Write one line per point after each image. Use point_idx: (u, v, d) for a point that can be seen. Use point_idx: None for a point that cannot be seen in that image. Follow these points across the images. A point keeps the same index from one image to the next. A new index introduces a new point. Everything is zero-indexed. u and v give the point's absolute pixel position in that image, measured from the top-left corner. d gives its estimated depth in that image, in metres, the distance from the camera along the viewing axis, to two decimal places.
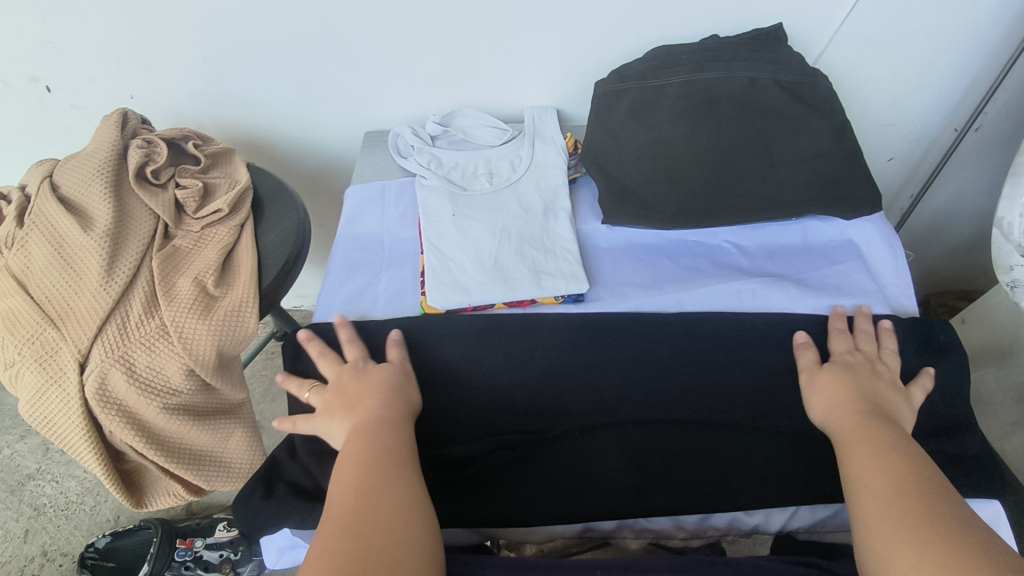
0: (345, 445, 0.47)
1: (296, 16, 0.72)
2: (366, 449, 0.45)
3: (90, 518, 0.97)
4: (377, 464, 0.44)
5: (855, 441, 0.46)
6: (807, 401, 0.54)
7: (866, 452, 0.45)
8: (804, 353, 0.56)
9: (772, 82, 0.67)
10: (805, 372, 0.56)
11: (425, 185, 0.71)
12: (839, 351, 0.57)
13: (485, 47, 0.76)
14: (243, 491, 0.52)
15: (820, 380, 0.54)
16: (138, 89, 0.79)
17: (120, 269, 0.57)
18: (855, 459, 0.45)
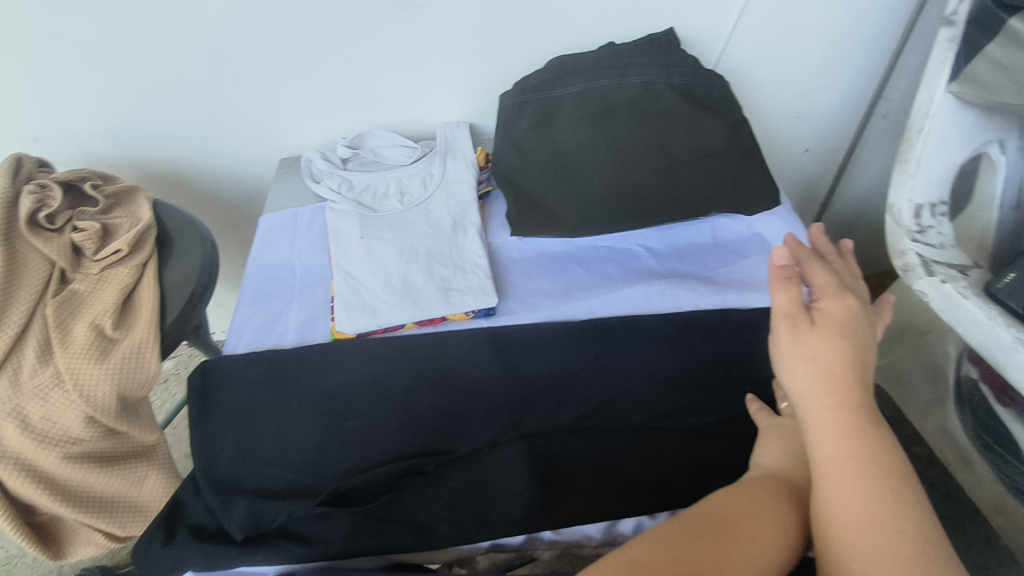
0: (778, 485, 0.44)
1: (194, 49, 0.71)
2: (801, 493, 0.44)
3: (33, 570, 0.94)
4: (774, 512, 0.41)
5: (853, 473, 0.39)
6: (788, 364, 0.44)
7: (846, 464, 0.39)
8: (784, 293, 0.46)
9: (666, 85, 0.67)
10: (781, 318, 0.46)
11: (335, 209, 0.71)
12: (819, 286, 0.48)
13: (390, 68, 0.76)
14: (142, 538, 0.51)
15: (809, 334, 0.44)
16: (42, 131, 0.78)
17: (11, 320, 0.56)
18: (836, 469, 0.39)
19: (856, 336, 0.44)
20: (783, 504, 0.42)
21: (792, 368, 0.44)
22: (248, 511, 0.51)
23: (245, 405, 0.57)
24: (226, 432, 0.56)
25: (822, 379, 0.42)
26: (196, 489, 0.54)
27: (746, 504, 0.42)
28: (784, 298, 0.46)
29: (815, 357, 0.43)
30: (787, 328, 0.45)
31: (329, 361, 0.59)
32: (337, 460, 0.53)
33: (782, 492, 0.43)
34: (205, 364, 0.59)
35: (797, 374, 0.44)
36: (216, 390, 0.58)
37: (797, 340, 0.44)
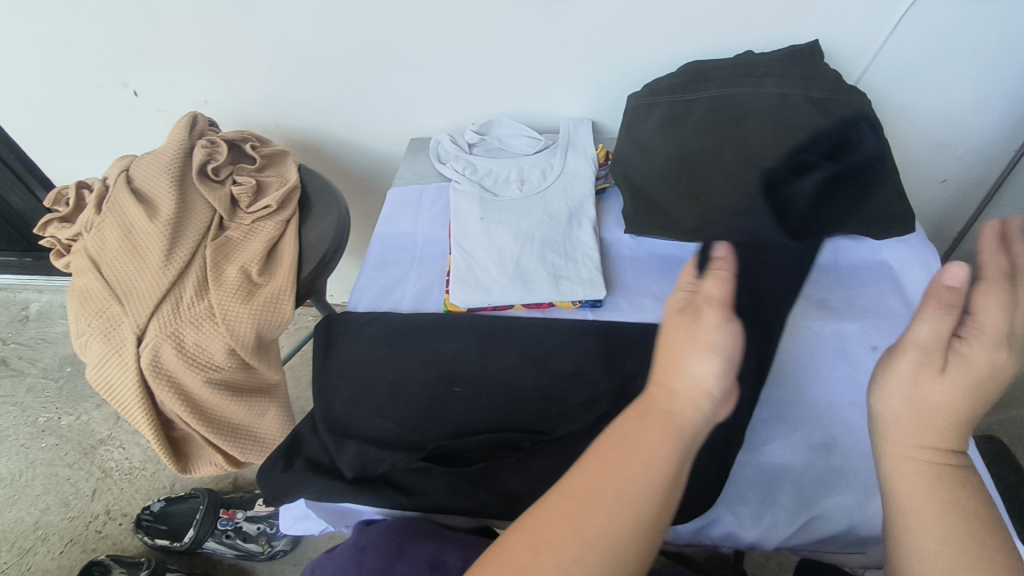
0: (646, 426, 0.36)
1: (351, 31, 0.78)
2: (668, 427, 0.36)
3: (150, 483, 1.06)
4: (619, 470, 0.34)
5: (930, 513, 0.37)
6: (891, 396, 0.41)
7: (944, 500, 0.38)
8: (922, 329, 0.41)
9: (804, 98, 0.66)
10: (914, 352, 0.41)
11: (459, 189, 0.75)
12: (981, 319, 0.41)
13: (525, 61, 0.80)
14: (266, 464, 0.56)
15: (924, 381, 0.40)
16: (212, 94, 0.88)
17: (178, 256, 0.64)
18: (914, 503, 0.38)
19: (979, 394, 0.39)
20: (654, 452, 0.35)
21: (893, 399, 0.41)
22: (357, 454, 0.55)
23: (363, 358, 0.62)
24: (344, 379, 0.61)
25: (916, 413, 0.40)
26: (314, 427, 0.59)
27: (582, 466, 0.35)
28: (925, 330, 0.41)
29: (924, 402, 0.40)
30: (717, 314, 0.39)
31: (441, 329, 0.63)
32: (439, 422, 0.57)
33: (651, 434, 0.36)
34: (330, 316, 0.66)
35: (684, 363, 0.38)
36: (341, 341, 0.63)
37: (914, 379, 0.40)
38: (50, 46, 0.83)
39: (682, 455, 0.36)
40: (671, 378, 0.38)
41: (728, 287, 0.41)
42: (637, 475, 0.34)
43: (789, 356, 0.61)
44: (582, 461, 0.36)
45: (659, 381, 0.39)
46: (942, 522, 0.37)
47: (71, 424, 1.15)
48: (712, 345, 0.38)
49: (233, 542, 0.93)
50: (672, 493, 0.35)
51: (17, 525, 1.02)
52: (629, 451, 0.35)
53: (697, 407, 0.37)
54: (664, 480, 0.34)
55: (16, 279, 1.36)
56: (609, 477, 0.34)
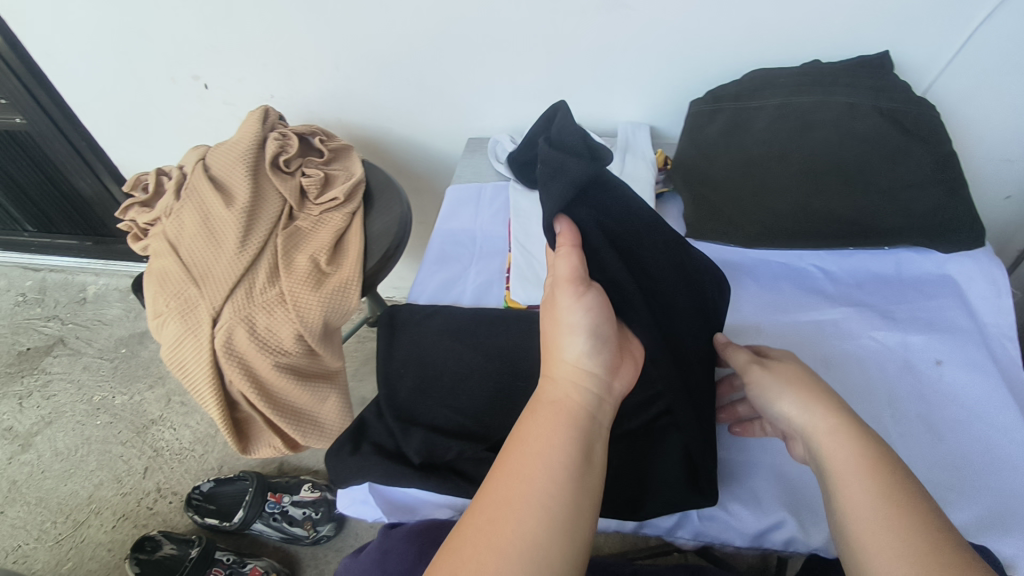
0: (543, 420, 0.37)
1: (418, 32, 0.80)
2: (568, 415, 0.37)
3: (198, 464, 1.09)
4: (526, 473, 0.34)
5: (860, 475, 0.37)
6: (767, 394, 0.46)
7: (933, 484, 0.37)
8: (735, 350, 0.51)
9: (872, 108, 0.66)
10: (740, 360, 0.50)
11: (519, 188, 0.77)
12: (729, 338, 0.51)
13: (587, 64, 0.81)
14: (335, 446, 0.58)
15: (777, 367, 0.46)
16: (279, 90, 0.91)
17: (251, 242, 0.66)
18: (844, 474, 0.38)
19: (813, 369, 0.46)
20: (554, 441, 0.36)
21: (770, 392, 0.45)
22: (423, 440, 0.55)
23: (427, 350, 0.63)
24: (408, 369, 0.62)
25: (798, 393, 0.43)
26: (378, 414, 0.60)
27: (489, 476, 0.35)
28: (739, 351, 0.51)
29: (786, 377, 0.45)
30: (568, 293, 0.42)
31: (505, 322, 0.65)
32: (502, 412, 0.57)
33: (552, 423, 0.37)
34: (392, 306, 0.69)
35: (562, 346, 0.41)
36: (404, 337, 0.65)
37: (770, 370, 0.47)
38: (130, 40, 0.86)
39: (581, 440, 0.36)
40: (550, 370, 0.41)
41: (572, 263, 0.43)
42: (539, 471, 0.34)
43: (851, 365, 0.61)
44: (494, 472, 0.35)
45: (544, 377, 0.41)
46: (880, 479, 0.37)
47: (125, 403, 1.19)
48: (574, 323, 0.41)
49: (280, 525, 0.95)
50: (582, 476, 0.35)
51: (73, 498, 1.07)
52: (538, 444, 0.36)
53: (581, 388, 0.39)
54: (567, 467, 0.35)
55: (76, 262, 1.42)
56: (515, 481, 0.34)
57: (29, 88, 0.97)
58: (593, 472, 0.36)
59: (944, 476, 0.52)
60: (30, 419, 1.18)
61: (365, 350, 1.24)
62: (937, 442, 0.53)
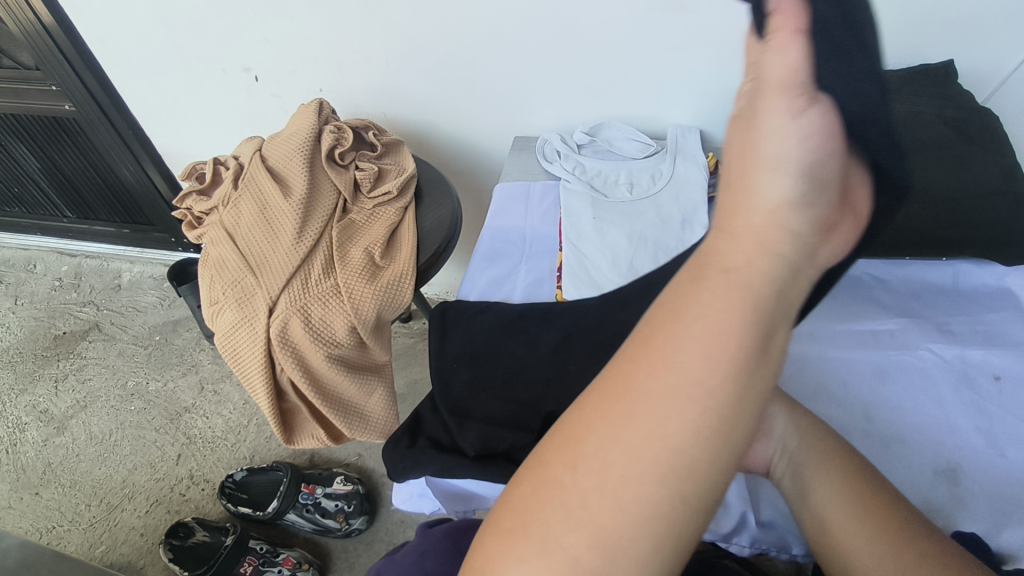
0: (709, 299, 0.27)
1: (472, 29, 0.80)
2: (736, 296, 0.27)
3: (231, 453, 1.10)
4: (683, 367, 0.26)
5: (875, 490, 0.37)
6: None
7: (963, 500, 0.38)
8: None
9: (936, 116, 0.65)
10: None
11: (569, 188, 0.77)
12: None
13: (640, 65, 0.80)
14: (393, 440, 0.59)
15: None
16: (328, 83, 0.92)
17: (308, 233, 0.66)
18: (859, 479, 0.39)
19: None
20: (716, 331, 0.26)
21: None
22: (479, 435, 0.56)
23: (481, 342, 0.63)
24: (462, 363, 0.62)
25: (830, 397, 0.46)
26: (434, 409, 0.61)
27: (632, 356, 0.27)
28: None
29: None
30: (782, 105, 0.30)
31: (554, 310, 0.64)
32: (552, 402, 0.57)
33: (718, 308, 0.26)
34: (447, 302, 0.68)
35: (754, 185, 0.30)
36: (460, 328, 0.65)
37: None
38: (185, 30, 0.87)
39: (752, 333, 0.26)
40: (729, 221, 0.30)
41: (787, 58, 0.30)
42: (694, 366, 0.26)
43: (912, 375, 0.59)
44: (638, 357, 0.27)
45: (718, 227, 0.30)
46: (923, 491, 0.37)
47: (159, 390, 1.20)
48: (785, 158, 0.29)
49: (313, 517, 0.95)
50: (750, 378, 0.26)
51: (107, 482, 1.08)
52: (698, 334, 0.26)
53: (767, 262, 0.28)
54: (733, 367, 0.26)
55: (112, 249, 1.43)
56: (664, 377, 0.26)
57: (81, 77, 0.99)
58: (766, 371, 0.27)
59: (1011, 492, 0.50)
60: (66, 402, 1.20)
61: (397, 346, 1.25)
62: (1002, 458, 0.52)
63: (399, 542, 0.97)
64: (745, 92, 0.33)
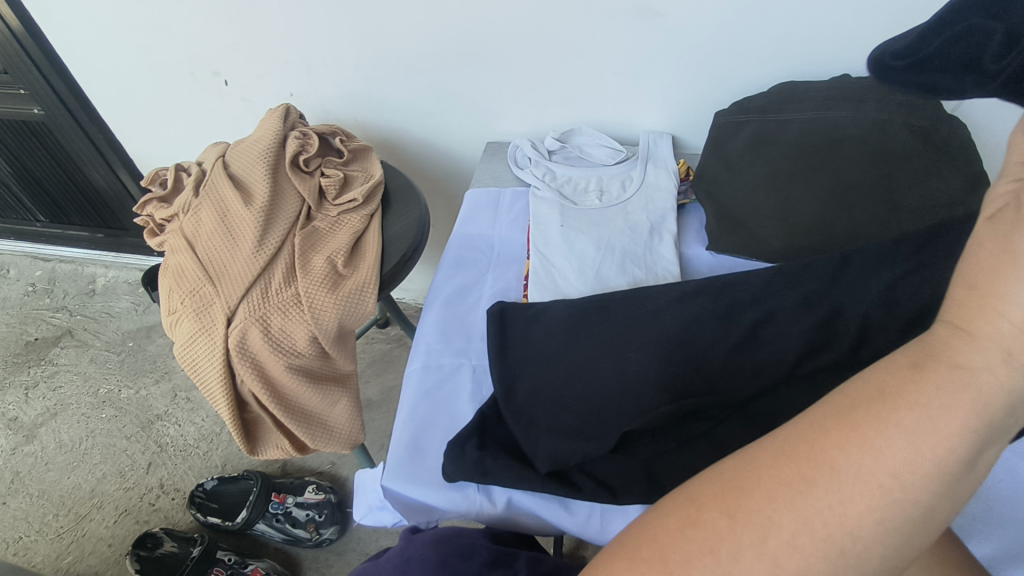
0: (930, 394, 0.24)
1: (442, 34, 0.79)
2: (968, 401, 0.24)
3: (202, 461, 1.08)
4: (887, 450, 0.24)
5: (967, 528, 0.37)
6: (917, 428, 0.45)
7: None
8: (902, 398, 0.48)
9: (902, 125, 0.65)
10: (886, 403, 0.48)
11: (539, 195, 0.76)
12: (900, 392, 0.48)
13: (612, 71, 0.80)
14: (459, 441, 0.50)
15: None
16: (298, 88, 0.91)
17: (269, 242, 0.65)
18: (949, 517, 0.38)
19: None
20: (929, 431, 0.24)
21: None
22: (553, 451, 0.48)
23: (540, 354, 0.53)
24: (526, 370, 0.53)
25: None
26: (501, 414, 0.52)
27: (833, 423, 0.26)
28: None
29: None
30: None
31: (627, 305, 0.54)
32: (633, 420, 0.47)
33: (939, 411, 0.24)
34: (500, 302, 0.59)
35: (1006, 292, 0.24)
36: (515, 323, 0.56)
37: None
38: (152, 33, 0.86)
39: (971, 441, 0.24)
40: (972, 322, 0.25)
41: None
42: (898, 458, 0.24)
43: None
44: (848, 421, 0.25)
45: (952, 316, 0.26)
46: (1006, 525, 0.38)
47: (131, 397, 1.18)
48: None
49: (283, 526, 0.94)
50: (954, 484, 0.24)
51: (76, 491, 1.06)
52: (912, 431, 0.24)
53: (1013, 373, 0.24)
54: (944, 477, 0.24)
55: (87, 254, 1.41)
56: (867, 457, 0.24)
57: (49, 80, 0.97)
58: (970, 481, 0.25)
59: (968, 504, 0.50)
60: (36, 409, 1.18)
61: (373, 351, 1.24)
62: None
63: (371, 551, 0.96)
64: (1006, 195, 0.27)
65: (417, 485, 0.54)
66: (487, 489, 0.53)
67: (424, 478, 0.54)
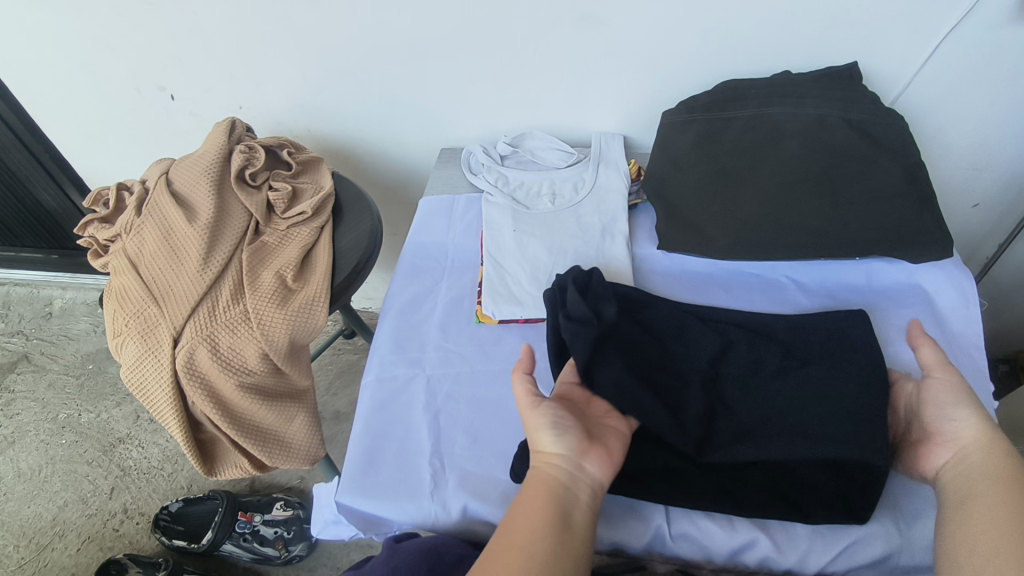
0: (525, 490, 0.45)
1: (389, 43, 0.78)
2: (551, 486, 0.45)
3: (167, 483, 1.06)
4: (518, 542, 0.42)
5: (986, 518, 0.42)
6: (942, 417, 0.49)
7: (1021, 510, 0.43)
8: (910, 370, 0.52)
9: (841, 120, 0.67)
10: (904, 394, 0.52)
11: (491, 201, 0.76)
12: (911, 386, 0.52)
13: (560, 75, 0.80)
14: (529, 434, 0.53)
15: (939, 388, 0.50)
16: (246, 100, 0.89)
17: (215, 259, 0.64)
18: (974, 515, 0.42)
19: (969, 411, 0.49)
20: (532, 511, 0.43)
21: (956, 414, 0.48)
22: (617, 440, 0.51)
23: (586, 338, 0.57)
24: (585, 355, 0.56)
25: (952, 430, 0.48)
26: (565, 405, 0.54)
27: (499, 540, 0.43)
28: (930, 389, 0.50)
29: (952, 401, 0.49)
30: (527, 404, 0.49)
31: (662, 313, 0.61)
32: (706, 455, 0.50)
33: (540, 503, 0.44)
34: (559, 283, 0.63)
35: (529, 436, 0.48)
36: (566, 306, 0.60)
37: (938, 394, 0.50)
38: (90, 49, 0.84)
39: (561, 512, 0.44)
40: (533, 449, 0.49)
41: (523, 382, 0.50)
42: (528, 535, 0.42)
43: None
44: (507, 532, 0.43)
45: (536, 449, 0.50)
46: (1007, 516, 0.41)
47: (92, 421, 1.16)
48: (532, 423, 0.48)
49: (251, 545, 0.92)
50: (565, 547, 0.42)
51: (36, 521, 1.03)
52: (531, 519, 0.43)
53: (555, 462, 0.46)
54: (550, 536, 0.42)
55: (41, 275, 1.38)
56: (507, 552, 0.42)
57: None
58: (578, 534, 0.43)
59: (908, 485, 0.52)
60: None
61: (340, 362, 1.22)
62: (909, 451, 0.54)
63: (343, 565, 0.95)
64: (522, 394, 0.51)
65: (373, 499, 0.53)
66: (440, 498, 0.53)
67: (379, 493, 0.54)
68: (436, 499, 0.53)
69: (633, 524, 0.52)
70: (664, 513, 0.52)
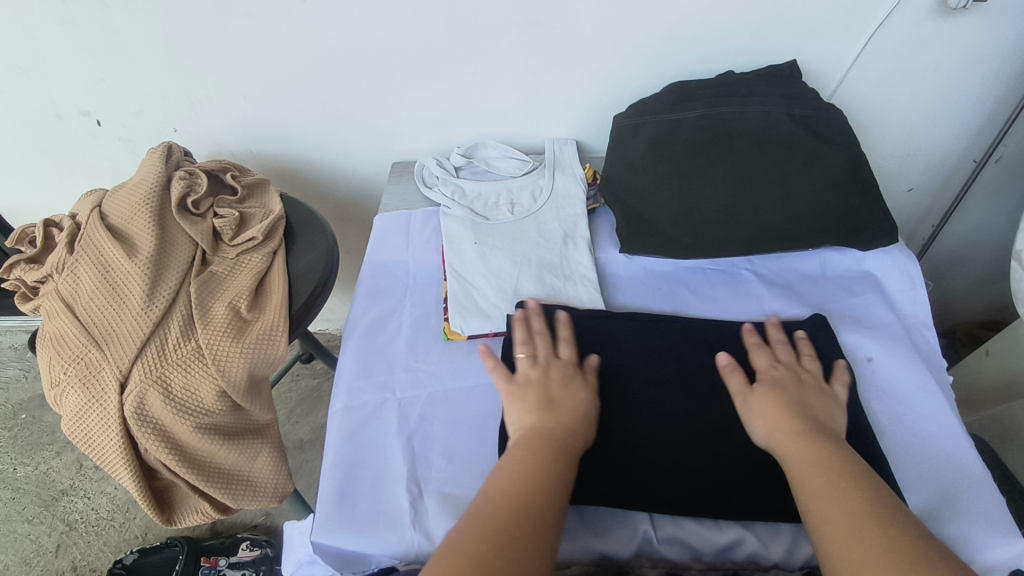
0: (529, 438, 0.49)
1: (332, 54, 0.76)
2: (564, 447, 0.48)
3: (119, 534, 0.99)
4: (530, 476, 0.45)
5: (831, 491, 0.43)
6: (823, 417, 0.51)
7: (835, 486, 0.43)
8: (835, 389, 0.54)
9: (786, 116, 0.69)
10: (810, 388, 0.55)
11: (449, 214, 0.74)
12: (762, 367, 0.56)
13: (509, 83, 0.79)
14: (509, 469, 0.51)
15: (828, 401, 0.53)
16: (181, 123, 0.85)
17: (161, 294, 0.60)
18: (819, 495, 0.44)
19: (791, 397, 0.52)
20: (541, 461, 0.46)
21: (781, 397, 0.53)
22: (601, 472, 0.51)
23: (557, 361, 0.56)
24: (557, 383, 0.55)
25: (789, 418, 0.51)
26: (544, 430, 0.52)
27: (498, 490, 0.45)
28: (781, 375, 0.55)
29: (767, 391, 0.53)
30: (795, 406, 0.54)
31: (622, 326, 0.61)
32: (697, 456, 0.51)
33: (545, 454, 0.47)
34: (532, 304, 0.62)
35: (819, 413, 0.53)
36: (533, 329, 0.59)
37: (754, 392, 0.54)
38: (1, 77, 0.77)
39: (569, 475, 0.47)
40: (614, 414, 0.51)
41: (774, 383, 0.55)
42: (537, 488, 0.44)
43: None
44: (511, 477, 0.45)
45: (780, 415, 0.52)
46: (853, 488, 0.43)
47: (29, 475, 1.07)
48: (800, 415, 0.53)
49: None
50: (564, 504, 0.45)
51: None
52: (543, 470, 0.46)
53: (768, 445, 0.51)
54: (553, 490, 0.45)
55: None
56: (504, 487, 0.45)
57: None
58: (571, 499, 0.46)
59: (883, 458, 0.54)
60: None
61: (301, 388, 1.18)
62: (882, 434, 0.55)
63: None
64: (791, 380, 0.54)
65: (350, 533, 0.51)
66: (422, 525, 0.51)
67: (357, 525, 0.51)
68: (418, 528, 0.51)
69: (619, 532, 0.52)
70: (648, 518, 0.52)
